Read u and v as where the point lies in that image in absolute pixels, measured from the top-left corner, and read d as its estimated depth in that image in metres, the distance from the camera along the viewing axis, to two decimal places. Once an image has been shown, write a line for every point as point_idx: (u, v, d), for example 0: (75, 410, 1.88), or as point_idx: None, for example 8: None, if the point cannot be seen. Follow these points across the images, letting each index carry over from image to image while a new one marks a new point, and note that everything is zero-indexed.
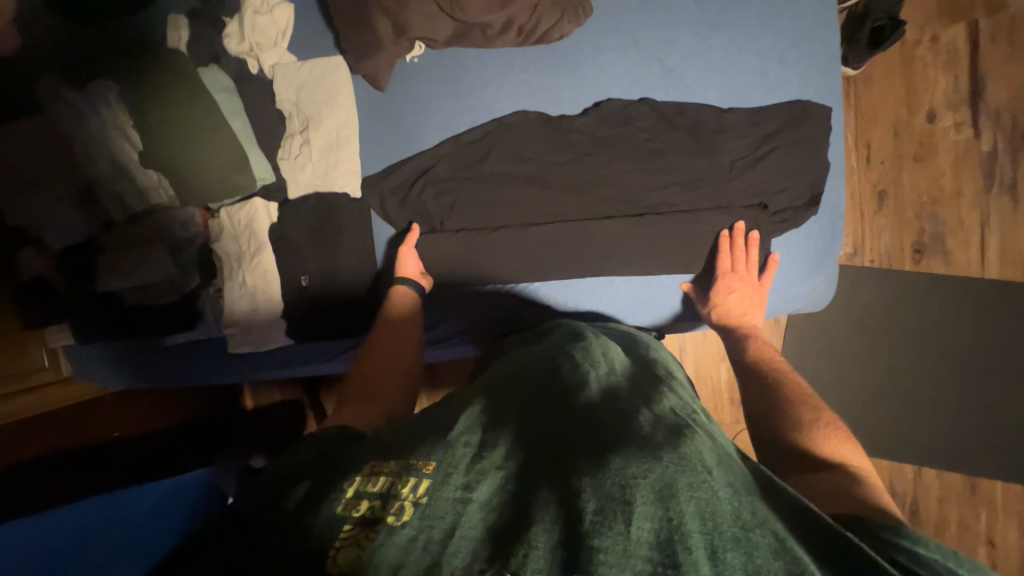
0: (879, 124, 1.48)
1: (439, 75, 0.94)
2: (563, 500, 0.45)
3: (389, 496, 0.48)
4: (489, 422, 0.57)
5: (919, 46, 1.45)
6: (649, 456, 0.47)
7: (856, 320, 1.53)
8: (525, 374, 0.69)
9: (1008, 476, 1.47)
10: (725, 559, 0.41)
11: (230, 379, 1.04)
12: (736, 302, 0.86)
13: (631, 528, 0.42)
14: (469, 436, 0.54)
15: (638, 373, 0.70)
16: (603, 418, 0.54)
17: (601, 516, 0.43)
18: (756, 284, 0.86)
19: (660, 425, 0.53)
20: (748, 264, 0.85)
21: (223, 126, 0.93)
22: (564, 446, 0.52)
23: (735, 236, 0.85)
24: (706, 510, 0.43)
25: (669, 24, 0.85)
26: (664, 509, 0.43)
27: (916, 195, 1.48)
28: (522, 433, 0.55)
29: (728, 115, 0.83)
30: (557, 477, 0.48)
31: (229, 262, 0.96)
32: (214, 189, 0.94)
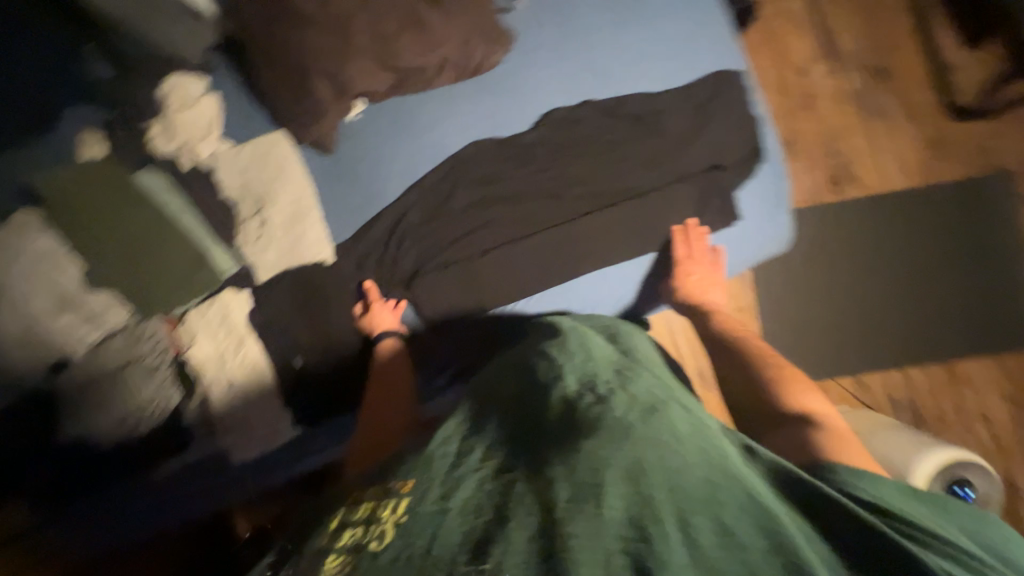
0: (766, 88, 1.70)
1: (387, 125, 0.95)
2: (539, 493, 0.48)
3: (373, 521, 0.49)
4: (472, 431, 0.60)
5: (774, 19, 1.70)
6: (620, 437, 0.52)
7: (807, 256, 1.68)
8: (499, 382, 0.69)
9: (976, 353, 1.64)
10: (692, 522, 0.44)
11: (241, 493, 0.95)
12: (693, 284, 0.92)
13: (602, 509, 0.45)
14: (448, 446, 0.57)
15: (620, 358, 0.71)
16: (579, 411, 0.58)
17: (573, 503, 0.46)
18: (710, 269, 0.92)
19: (632, 408, 0.57)
20: (702, 252, 0.91)
21: (172, 226, 0.88)
22: (541, 445, 0.55)
23: (688, 230, 0.91)
24: (672, 481, 0.48)
25: (587, 28, 0.92)
26: (633, 488, 0.47)
27: (815, 137, 1.69)
28: (502, 440, 0.58)
29: (663, 97, 0.91)
30: (535, 472, 0.51)
31: (212, 364, 0.89)
32: (177, 293, 0.87)
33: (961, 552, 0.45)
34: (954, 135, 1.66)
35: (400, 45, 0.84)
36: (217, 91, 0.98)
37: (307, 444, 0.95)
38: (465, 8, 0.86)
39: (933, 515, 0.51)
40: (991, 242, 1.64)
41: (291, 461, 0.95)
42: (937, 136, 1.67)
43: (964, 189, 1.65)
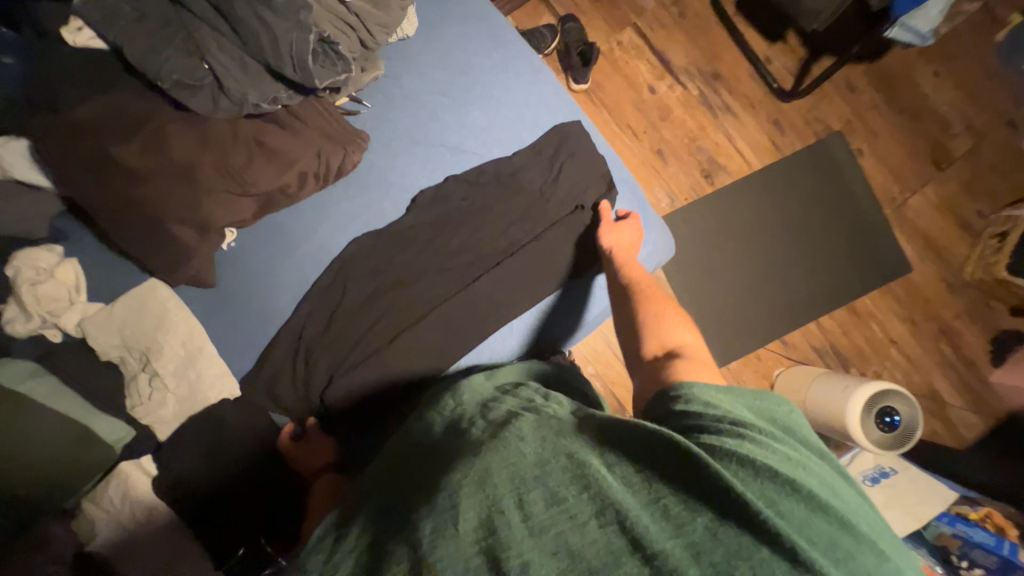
0: (625, 110, 1.88)
1: (263, 244, 0.95)
2: (409, 535, 0.52)
3: None
4: (363, 520, 0.63)
5: (614, 50, 1.90)
6: (471, 461, 0.58)
7: (704, 244, 1.82)
8: (388, 462, 0.75)
9: (866, 288, 1.84)
10: (528, 500, 0.52)
11: None
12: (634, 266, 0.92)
13: (459, 524, 0.51)
14: (348, 542, 0.60)
15: (489, 393, 0.78)
16: (445, 458, 0.65)
17: (437, 528, 0.51)
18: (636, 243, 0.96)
19: (487, 434, 0.64)
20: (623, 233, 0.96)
21: (42, 415, 0.83)
22: (415, 497, 0.61)
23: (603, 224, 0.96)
24: (513, 470, 0.55)
25: (434, 114, 0.98)
26: (481, 492, 0.53)
27: (679, 141, 1.88)
28: (386, 507, 0.64)
29: (518, 158, 0.98)
30: (408, 517, 0.56)
31: (130, 544, 0.82)
32: (66, 480, 0.83)
33: (737, 424, 0.58)
34: (787, 113, 1.92)
35: (253, 171, 0.84)
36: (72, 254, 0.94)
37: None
38: (308, 123, 0.89)
39: (725, 391, 0.65)
40: (845, 192, 1.88)
41: None
42: (773, 117, 1.92)
43: (809, 155, 1.90)
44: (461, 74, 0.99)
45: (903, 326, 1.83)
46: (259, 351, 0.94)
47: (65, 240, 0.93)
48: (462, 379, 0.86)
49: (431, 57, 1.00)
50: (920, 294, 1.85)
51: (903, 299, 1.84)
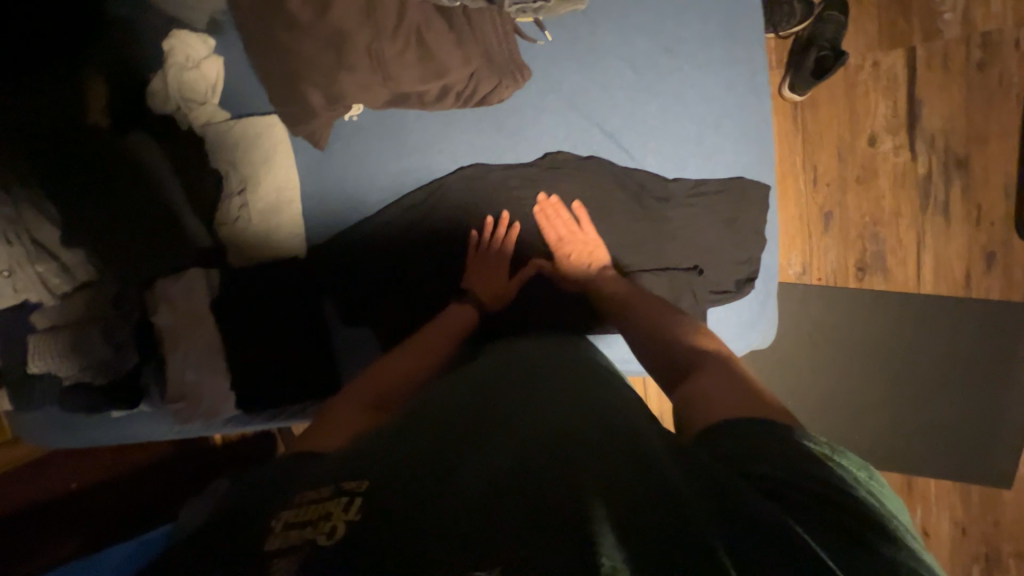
0: (825, 148, 1.52)
1: (380, 134, 0.93)
2: (477, 469, 0.51)
3: (320, 518, 0.46)
4: (414, 440, 0.56)
5: (861, 71, 1.49)
6: (559, 446, 0.51)
7: (805, 335, 1.59)
8: (460, 383, 0.70)
9: (943, 476, 1.58)
10: (603, 474, 0.47)
11: (176, 435, 1.01)
12: (577, 262, 0.85)
13: (543, 504, 0.45)
14: (398, 445, 0.56)
15: (566, 368, 0.70)
16: (517, 418, 0.58)
17: (518, 501, 0.46)
18: (583, 235, 0.85)
19: (571, 420, 0.56)
20: (564, 224, 0.86)
21: (165, 194, 0.92)
22: (481, 428, 0.58)
23: (546, 206, 0.87)
24: (588, 447, 0.51)
25: (608, 86, 0.84)
26: (553, 455, 0.50)
27: (859, 216, 1.55)
28: (446, 420, 0.60)
29: (669, 183, 0.83)
30: (475, 448, 0.54)
31: (168, 334, 0.92)
32: (155, 261, 0.93)
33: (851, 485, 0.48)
34: (1010, 253, 1.50)
35: (401, 66, 0.76)
36: (219, 53, 0.94)
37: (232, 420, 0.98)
38: (477, 36, 0.78)
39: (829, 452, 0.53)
40: (998, 373, 1.54)
41: (235, 425, 0.99)
42: (988, 248, 1.51)
43: (994, 313, 1.53)
44: (665, 54, 0.82)
45: (952, 533, 1.60)
46: (334, 231, 0.97)
47: (220, 38, 0.94)
48: (536, 343, 0.80)
49: (644, 19, 0.82)
50: (995, 517, 1.58)
51: (972, 510, 1.58)
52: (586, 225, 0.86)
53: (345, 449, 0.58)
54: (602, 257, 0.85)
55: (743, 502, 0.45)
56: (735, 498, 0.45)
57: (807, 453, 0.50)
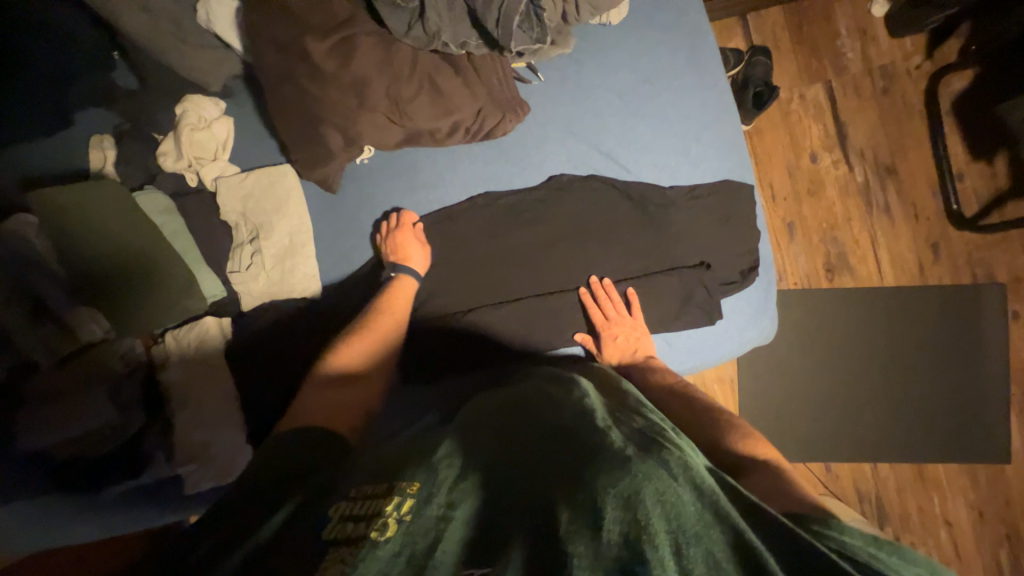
0: (775, 167, 1.72)
1: (390, 174, 0.98)
2: (544, 514, 0.51)
3: (375, 515, 0.51)
4: (472, 463, 0.60)
5: (792, 102, 1.73)
6: (619, 466, 0.52)
7: (794, 336, 1.68)
8: (507, 403, 0.73)
9: (947, 460, 1.64)
10: (661, 502, 0.48)
11: (182, 515, 0.92)
12: (624, 345, 0.89)
13: (602, 530, 0.46)
14: (451, 460, 0.59)
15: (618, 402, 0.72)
16: (571, 446, 0.58)
17: (574, 525, 0.48)
18: (632, 320, 0.90)
19: (633, 445, 0.57)
20: (615, 306, 0.90)
21: (166, 248, 0.87)
22: (545, 462, 0.59)
23: (594, 289, 0.91)
24: (666, 497, 0.48)
25: (599, 114, 0.94)
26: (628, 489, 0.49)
27: (817, 223, 1.71)
28: (508, 455, 0.62)
29: (667, 190, 0.92)
30: (542, 486, 0.55)
31: (179, 389, 0.88)
32: (158, 315, 0.87)
33: None
34: (950, 242, 1.69)
35: (415, 106, 0.84)
36: (230, 113, 0.99)
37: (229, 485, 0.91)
38: (483, 78, 0.87)
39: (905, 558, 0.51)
40: (971, 351, 1.66)
41: None
42: (931, 240, 1.70)
43: (951, 297, 1.68)
44: (645, 84, 0.95)
45: (971, 518, 1.62)
46: (351, 270, 0.98)
47: (231, 100, 1.00)
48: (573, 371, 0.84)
49: (622, 57, 0.96)
50: (1005, 494, 1.62)
51: (984, 490, 1.62)
52: (636, 312, 0.91)
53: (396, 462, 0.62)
54: (649, 344, 0.91)
55: (785, 527, 0.48)
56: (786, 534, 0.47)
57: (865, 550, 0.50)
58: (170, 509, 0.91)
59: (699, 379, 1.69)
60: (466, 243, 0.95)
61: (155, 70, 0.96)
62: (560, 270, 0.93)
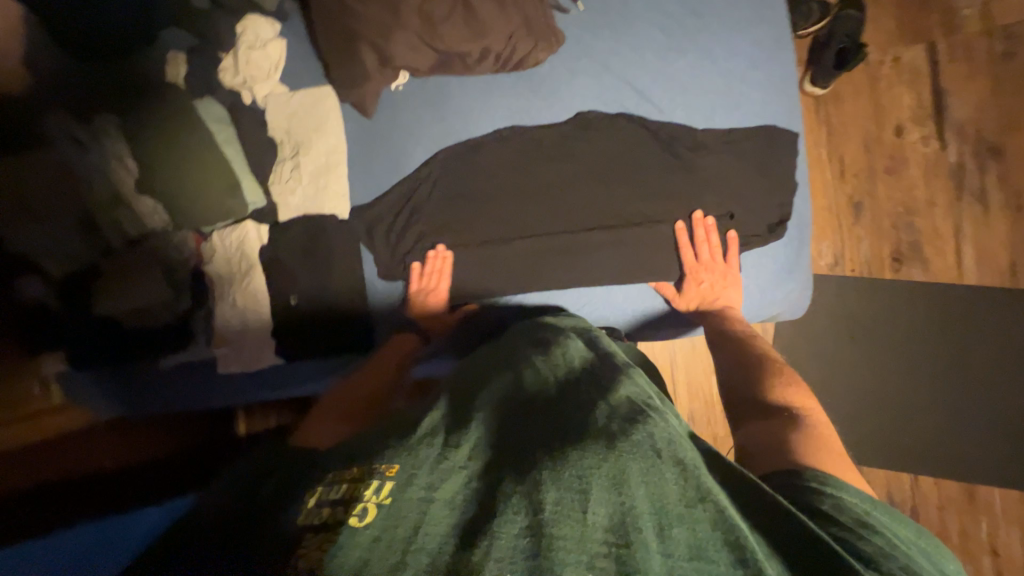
0: (851, 139, 1.54)
1: (422, 101, 1.00)
2: (524, 490, 0.48)
3: (351, 499, 0.48)
4: (450, 426, 0.57)
5: (883, 66, 1.52)
6: (602, 447, 0.51)
7: (842, 327, 1.55)
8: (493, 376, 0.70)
9: (1006, 484, 1.47)
10: (646, 494, 0.48)
11: (222, 399, 1.05)
12: (707, 291, 0.88)
13: (587, 514, 0.46)
14: (432, 438, 0.55)
15: (600, 361, 0.70)
16: (558, 428, 0.55)
17: (559, 505, 0.46)
18: (724, 267, 0.87)
19: (616, 414, 0.56)
20: (711, 250, 0.86)
21: (218, 153, 0.96)
22: (529, 436, 0.55)
23: (694, 228, 0.87)
24: (654, 493, 0.48)
25: (638, 49, 0.90)
26: (615, 484, 0.48)
27: (891, 206, 1.53)
28: (491, 423, 0.59)
29: (699, 131, 0.86)
30: (523, 459, 0.52)
31: (221, 282, 0.99)
32: (206, 214, 0.97)
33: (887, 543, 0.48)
34: None
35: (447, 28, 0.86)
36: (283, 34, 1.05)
37: (256, 383, 1.03)
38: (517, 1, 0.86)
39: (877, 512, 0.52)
40: None
41: (276, 385, 1.03)
42: None
43: None
44: (692, 17, 0.88)
45: None
46: (377, 192, 1.03)
47: (285, 22, 1.06)
48: (559, 334, 0.79)
49: None
50: None
51: None
52: (731, 259, 0.87)
53: (369, 437, 0.59)
54: (732, 294, 0.88)
55: (763, 509, 0.50)
56: (770, 527, 0.48)
57: (842, 514, 0.50)
58: (207, 393, 1.05)
59: None
60: (487, 174, 0.96)
61: None
62: (577, 209, 0.92)
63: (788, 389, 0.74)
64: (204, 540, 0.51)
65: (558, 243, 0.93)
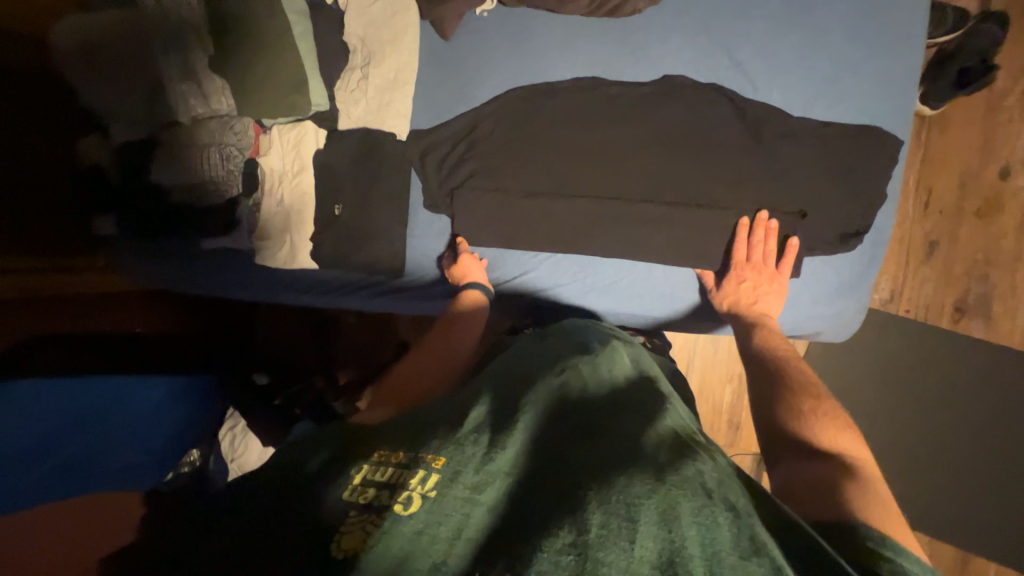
0: (947, 171, 1.41)
1: (503, 34, 0.95)
2: (566, 510, 0.45)
3: (397, 485, 0.49)
4: (497, 427, 0.56)
5: (1008, 97, 1.36)
6: (653, 477, 0.47)
7: (878, 365, 1.48)
8: (539, 377, 0.68)
9: (1009, 563, 1.40)
10: (694, 533, 0.43)
11: (269, 296, 1.12)
12: (747, 292, 0.84)
13: (635, 546, 0.42)
14: (477, 436, 0.54)
15: (645, 384, 0.68)
16: (604, 450, 0.52)
17: (603, 531, 0.43)
18: (773, 273, 0.83)
19: (665, 443, 0.53)
20: (764, 253, 0.82)
21: (292, 49, 0.94)
22: (573, 453, 0.53)
23: (755, 225, 0.82)
24: (706, 534, 0.43)
25: (748, 14, 0.82)
26: (664, 521, 0.43)
27: (971, 252, 1.41)
28: (537, 430, 0.57)
29: (792, 119, 0.79)
30: (567, 477, 0.50)
31: (272, 177, 1.00)
32: (270, 108, 0.96)
33: None
34: None
35: None
36: None
37: (294, 283, 1.08)
38: None
39: None
40: None
41: (321, 293, 1.09)
42: None
43: None
44: None
45: None
46: (439, 120, 1.00)
47: None
48: (606, 338, 0.80)
49: None
50: None
51: None
52: (783, 268, 0.82)
53: (416, 425, 0.60)
54: (772, 303, 0.83)
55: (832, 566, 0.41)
56: None
57: None
58: (238, 281, 1.10)
59: None
60: (554, 121, 0.91)
61: None
62: (641, 176, 0.87)
63: (834, 432, 0.64)
64: (254, 501, 0.52)
65: (610, 208, 0.89)
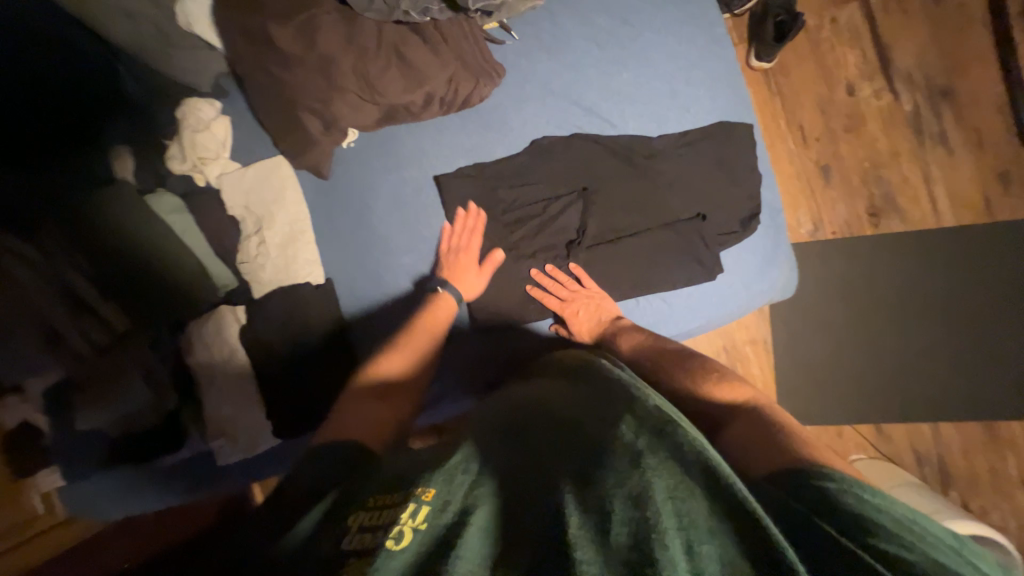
0: (806, 104, 1.55)
1: (373, 154, 0.98)
2: (551, 514, 0.48)
3: (389, 521, 0.48)
4: (485, 451, 0.58)
5: (822, 30, 1.55)
6: (626, 465, 0.49)
7: (835, 288, 1.54)
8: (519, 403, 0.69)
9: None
10: (670, 513, 0.44)
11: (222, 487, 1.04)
12: (586, 319, 0.86)
13: (609, 532, 0.44)
14: (466, 465, 0.55)
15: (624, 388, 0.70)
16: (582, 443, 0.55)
17: (582, 527, 0.45)
18: (586, 291, 0.87)
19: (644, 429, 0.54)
20: (563, 285, 0.87)
21: (182, 247, 0.94)
22: (556, 457, 0.55)
23: (544, 277, 0.89)
24: (679, 509, 0.45)
25: (580, 67, 0.92)
26: (638, 508, 0.45)
27: (858, 162, 1.54)
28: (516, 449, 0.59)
29: (654, 138, 0.88)
30: (549, 479, 0.52)
31: (203, 371, 0.97)
32: (178, 306, 0.95)
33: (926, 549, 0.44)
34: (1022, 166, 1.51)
35: (386, 82, 0.85)
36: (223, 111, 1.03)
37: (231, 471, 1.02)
38: (449, 43, 0.86)
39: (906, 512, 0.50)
40: None
41: (271, 464, 1.02)
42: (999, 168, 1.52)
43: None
44: (625, 26, 0.93)
45: None
46: (348, 251, 1.00)
47: (225, 99, 1.03)
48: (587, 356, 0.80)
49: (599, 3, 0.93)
50: None
51: None
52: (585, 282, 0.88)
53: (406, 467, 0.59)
54: (610, 305, 0.87)
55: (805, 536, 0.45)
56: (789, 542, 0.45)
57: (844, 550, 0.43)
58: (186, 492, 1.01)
59: (729, 342, 1.55)
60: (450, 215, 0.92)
61: (152, 76, 1.01)
62: (549, 235, 0.90)
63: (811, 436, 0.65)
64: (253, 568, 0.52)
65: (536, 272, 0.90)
